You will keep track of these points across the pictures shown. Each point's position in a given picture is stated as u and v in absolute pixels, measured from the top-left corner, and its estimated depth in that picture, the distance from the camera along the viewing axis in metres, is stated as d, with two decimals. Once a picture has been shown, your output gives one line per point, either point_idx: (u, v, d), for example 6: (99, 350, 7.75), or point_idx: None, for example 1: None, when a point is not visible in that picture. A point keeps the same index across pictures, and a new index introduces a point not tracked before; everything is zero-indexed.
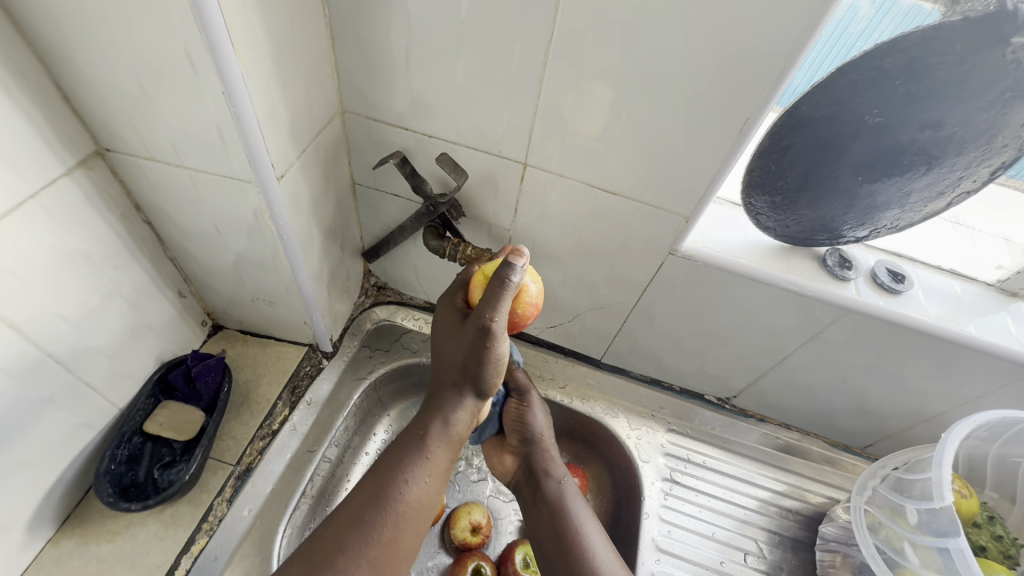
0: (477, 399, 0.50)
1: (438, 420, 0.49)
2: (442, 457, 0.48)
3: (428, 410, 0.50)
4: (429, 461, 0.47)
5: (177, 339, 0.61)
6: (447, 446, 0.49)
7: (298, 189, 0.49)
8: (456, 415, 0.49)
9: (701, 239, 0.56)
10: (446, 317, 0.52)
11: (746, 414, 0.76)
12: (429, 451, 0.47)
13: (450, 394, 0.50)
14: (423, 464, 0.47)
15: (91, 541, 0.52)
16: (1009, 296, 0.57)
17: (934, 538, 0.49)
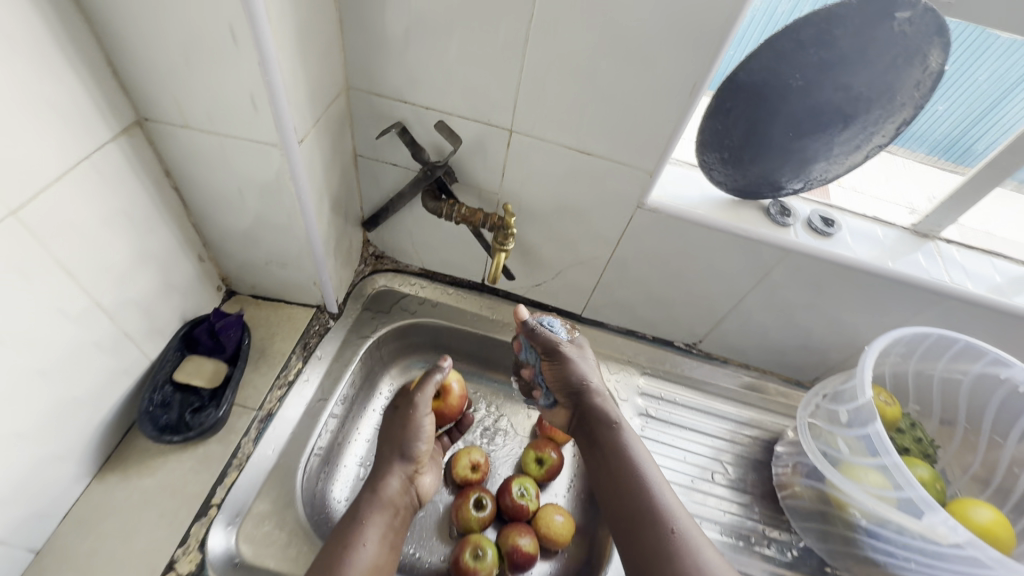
0: (404, 469, 0.65)
1: (369, 496, 0.62)
2: (380, 520, 0.60)
3: (361, 499, 0.62)
4: (368, 524, 0.58)
5: (198, 299, 0.67)
6: (384, 510, 0.61)
7: (314, 155, 0.56)
8: (387, 491, 0.63)
9: (664, 195, 0.65)
10: (382, 438, 0.69)
11: (711, 358, 0.86)
12: (369, 517, 0.59)
13: (384, 473, 0.64)
14: (367, 524, 0.59)
15: (133, 476, 0.58)
16: (921, 237, 0.69)
17: (859, 429, 0.58)
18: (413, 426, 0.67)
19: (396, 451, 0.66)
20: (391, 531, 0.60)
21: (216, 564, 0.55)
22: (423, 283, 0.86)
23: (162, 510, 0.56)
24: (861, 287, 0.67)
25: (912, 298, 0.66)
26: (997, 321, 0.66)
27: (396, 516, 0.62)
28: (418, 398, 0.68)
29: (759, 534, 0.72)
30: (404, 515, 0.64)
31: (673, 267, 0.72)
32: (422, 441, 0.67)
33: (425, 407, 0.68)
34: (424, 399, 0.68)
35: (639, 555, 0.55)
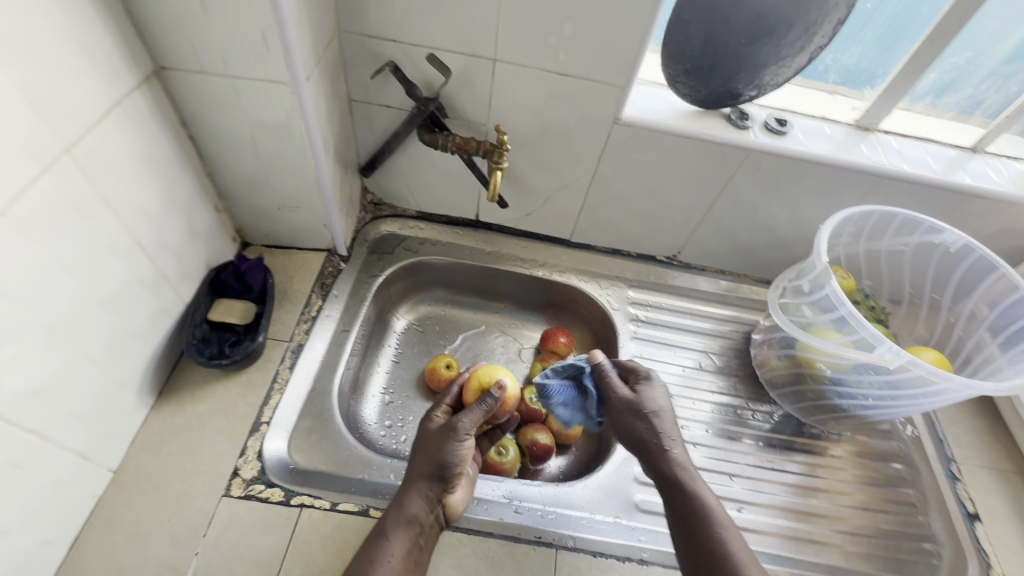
0: (432, 489, 0.59)
1: (393, 508, 0.58)
2: (402, 538, 0.55)
3: (387, 513, 0.58)
4: (389, 540, 0.55)
5: (218, 247, 0.72)
6: (407, 528, 0.56)
7: (318, 94, 0.61)
8: (412, 509, 0.57)
9: (637, 110, 0.72)
10: (417, 445, 0.66)
11: (690, 267, 0.95)
12: (391, 533, 0.56)
13: (412, 489, 0.59)
14: (389, 540, 0.55)
15: (186, 403, 0.64)
16: (864, 130, 0.77)
17: (815, 289, 0.67)
18: (451, 440, 0.63)
19: (429, 465, 0.61)
20: (414, 546, 0.55)
21: (275, 469, 0.62)
22: (422, 225, 0.92)
23: (219, 429, 0.62)
24: (814, 178, 0.76)
25: (858, 184, 0.75)
26: (931, 196, 0.75)
27: (421, 532, 0.57)
28: (460, 416, 0.65)
29: (744, 407, 0.83)
30: (429, 535, 0.57)
31: (650, 181, 0.80)
32: (456, 461, 0.62)
33: (465, 426, 0.64)
34: (466, 420, 0.65)
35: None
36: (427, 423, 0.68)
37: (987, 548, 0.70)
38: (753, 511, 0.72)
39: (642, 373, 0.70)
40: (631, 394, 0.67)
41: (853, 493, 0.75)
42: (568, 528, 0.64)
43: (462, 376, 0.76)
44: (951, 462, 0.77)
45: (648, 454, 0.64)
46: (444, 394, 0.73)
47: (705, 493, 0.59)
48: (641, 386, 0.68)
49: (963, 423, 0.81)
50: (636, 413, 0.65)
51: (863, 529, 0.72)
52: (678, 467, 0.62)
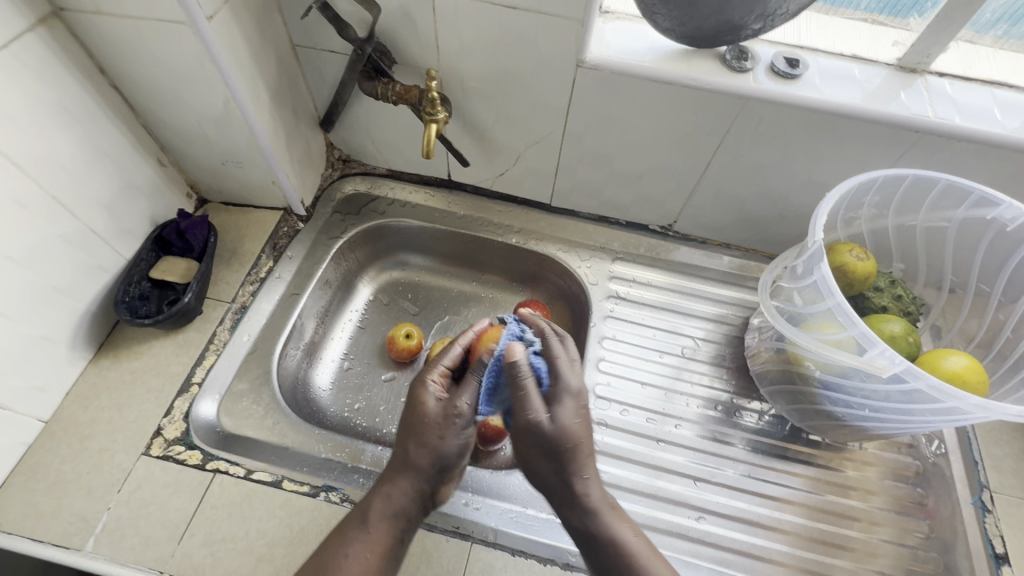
0: (428, 481, 0.53)
1: (380, 498, 0.52)
2: (386, 531, 0.51)
3: (371, 498, 0.52)
4: (369, 535, 0.50)
5: (166, 203, 0.70)
6: (392, 521, 0.51)
7: (232, 35, 0.56)
8: (399, 501, 0.52)
9: (607, 50, 0.61)
10: (409, 421, 0.54)
11: (689, 240, 0.83)
12: (371, 527, 0.50)
13: (403, 478, 0.52)
14: (366, 538, 0.50)
15: (123, 359, 0.64)
16: (908, 72, 0.61)
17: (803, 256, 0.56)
18: (457, 429, 0.53)
19: (428, 457, 0.52)
20: (396, 541, 0.51)
21: (200, 430, 0.61)
22: (391, 184, 0.86)
23: (149, 387, 0.63)
24: (832, 134, 0.61)
25: (892, 141, 0.60)
26: (993, 159, 0.59)
27: (406, 525, 0.52)
28: (460, 395, 0.53)
29: (729, 403, 0.72)
30: (415, 526, 0.53)
31: (629, 137, 0.69)
32: (458, 453, 0.53)
33: (471, 412, 0.53)
34: (471, 402, 0.53)
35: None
36: (422, 396, 0.54)
37: None
38: (717, 522, 0.63)
39: (563, 385, 0.51)
40: (548, 422, 0.49)
41: (850, 515, 0.64)
42: (492, 521, 0.59)
43: (467, 333, 0.59)
44: (983, 490, 0.63)
45: (558, 498, 0.52)
46: (445, 351, 0.57)
47: (624, 533, 0.50)
48: (559, 405, 0.50)
49: (1010, 444, 0.66)
50: (550, 453, 0.50)
51: (854, 558, 0.61)
52: (593, 511, 0.50)
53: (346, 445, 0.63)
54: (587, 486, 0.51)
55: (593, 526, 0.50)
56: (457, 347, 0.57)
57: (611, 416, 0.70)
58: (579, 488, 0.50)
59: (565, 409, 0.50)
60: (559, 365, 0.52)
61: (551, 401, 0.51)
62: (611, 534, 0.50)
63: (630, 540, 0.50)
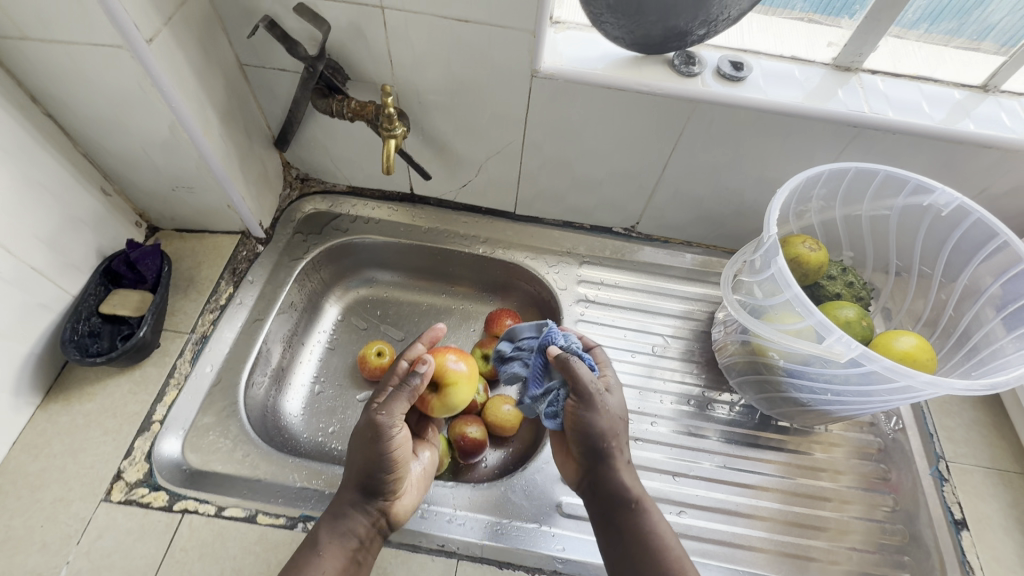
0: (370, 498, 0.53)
1: (324, 522, 0.52)
2: (335, 552, 0.50)
3: (320, 523, 0.52)
4: (319, 558, 0.50)
5: (113, 234, 0.67)
6: (339, 542, 0.51)
7: (174, 57, 0.54)
8: (346, 521, 0.52)
9: (561, 60, 0.62)
10: (348, 446, 0.56)
11: (652, 240, 0.85)
12: (321, 550, 0.50)
13: (344, 498, 0.53)
14: (318, 558, 0.50)
15: (75, 402, 0.61)
16: (843, 71, 0.64)
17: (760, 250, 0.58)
18: (379, 441, 0.53)
19: (360, 474, 0.53)
20: (347, 561, 0.50)
21: (164, 469, 0.58)
22: (353, 201, 0.84)
23: (106, 429, 0.59)
24: (779, 132, 0.64)
25: (834, 136, 0.63)
26: (924, 148, 0.63)
27: (358, 546, 0.51)
28: (381, 404, 0.54)
29: (702, 396, 0.74)
30: (368, 547, 0.52)
31: (587, 143, 0.70)
32: (392, 461, 0.53)
33: (391, 417, 0.53)
34: (393, 409, 0.53)
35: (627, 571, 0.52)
36: (360, 419, 0.57)
37: (972, 561, 0.60)
38: (698, 515, 0.64)
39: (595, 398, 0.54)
40: (596, 420, 0.54)
41: (822, 496, 0.66)
42: (477, 534, 0.58)
43: (414, 355, 0.63)
44: (939, 460, 0.67)
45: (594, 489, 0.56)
46: (388, 375, 0.61)
47: (653, 510, 0.55)
48: (608, 394, 0.56)
49: (960, 414, 0.70)
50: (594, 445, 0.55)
51: (829, 538, 0.64)
52: (628, 489, 0.55)
53: (320, 471, 0.61)
54: (628, 478, 0.56)
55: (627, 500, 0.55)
56: None
57: None
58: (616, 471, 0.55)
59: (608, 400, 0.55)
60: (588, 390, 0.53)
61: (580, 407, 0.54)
62: (644, 525, 0.54)
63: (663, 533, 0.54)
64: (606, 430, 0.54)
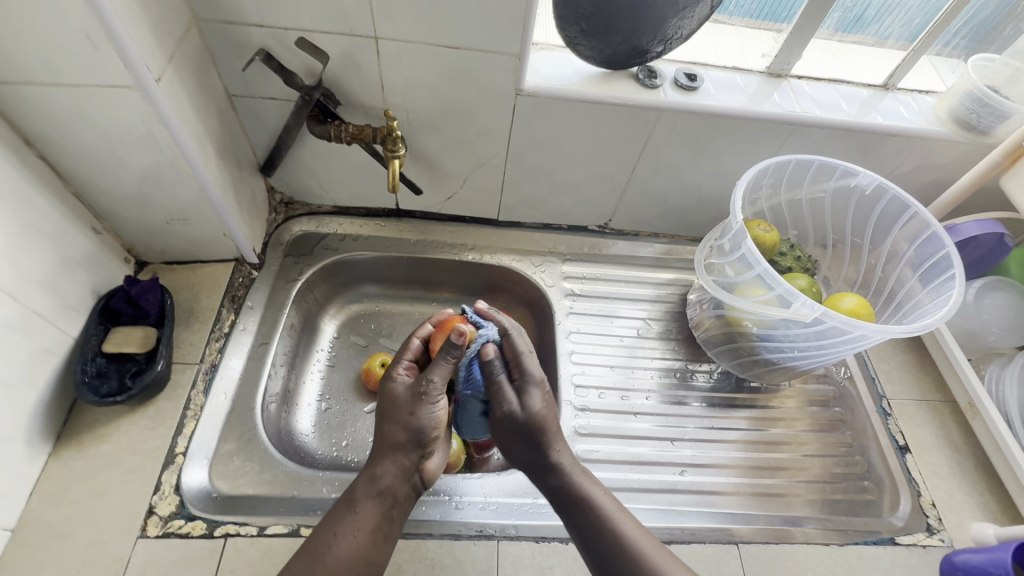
0: (407, 457, 0.56)
1: (365, 482, 0.55)
2: (372, 509, 0.54)
3: (358, 482, 0.56)
4: (357, 514, 0.54)
5: (106, 272, 0.66)
6: (378, 500, 0.55)
7: (177, 94, 0.55)
8: (384, 481, 0.55)
9: (540, 79, 0.68)
10: (381, 409, 0.59)
11: (624, 234, 0.93)
12: (359, 507, 0.54)
13: (384, 458, 0.56)
14: (356, 515, 0.54)
15: (90, 445, 0.60)
16: (775, 77, 0.75)
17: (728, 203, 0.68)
18: (424, 404, 0.57)
19: (402, 434, 0.56)
20: (384, 518, 0.54)
21: (196, 499, 0.59)
22: (340, 220, 0.87)
23: (129, 467, 0.59)
24: (730, 132, 0.74)
25: (774, 133, 0.74)
26: (846, 138, 0.74)
27: (393, 504, 0.55)
28: (428, 372, 0.57)
29: (684, 369, 0.83)
30: (402, 504, 0.56)
31: (565, 151, 0.77)
32: (432, 425, 0.57)
33: (437, 385, 0.57)
34: (437, 377, 0.56)
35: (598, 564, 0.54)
36: (390, 385, 0.59)
37: (917, 477, 0.73)
38: (697, 472, 0.73)
39: (529, 377, 0.60)
40: (520, 409, 0.58)
41: (777, 441, 0.77)
42: (511, 517, 0.63)
43: (427, 327, 0.64)
44: (882, 399, 0.80)
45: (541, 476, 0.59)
46: (405, 346, 0.62)
47: (624, 524, 0.55)
48: (529, 393, 0.59)
49: (894, 358, 0.83)
50: (525, 435, 0.58)
51: (790, 475, 0.74)
52: (566, 474, 0.58)
53: (352, 481, 0.64)
54: (562, 454, 0.59)
55: (567, 488, 0.57)
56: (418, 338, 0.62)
57: (591, 401, 0.77)
58: (551, 459, 0.58)
59: (532, 393, 0.59)
60: (522, 360, 0.60)
61: (521, 389, 0.59)
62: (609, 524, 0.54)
63: (634, 535, 0.54)
64: (537, 417, 0.58)
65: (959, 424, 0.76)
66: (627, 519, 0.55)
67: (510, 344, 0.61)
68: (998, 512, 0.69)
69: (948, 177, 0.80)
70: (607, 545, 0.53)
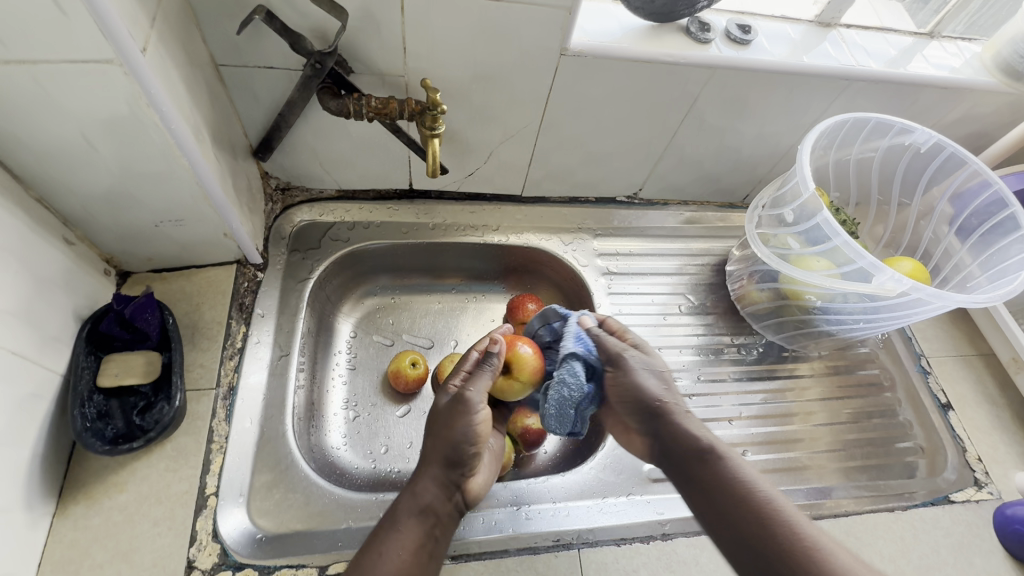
0: (449, 475, 0.53)
1: (406, 499, 0.51)
2: (417, 527, 0.49)
3: (399, 500, 0.52)
4: (401, 531, 0.48)
5: (87, 290, 0.55)
6: (421, 518, 0.50)
7: (165, 67, 0.44)
8: (427, 499, 0.51)
9: (585, 36, 0.60)
10: (427, 425, 0.57)
11: (653, 204, 0.88)
12: (403, 522, 0.49)
13: (425, 475, 0.53)
14: (401, 531, 0.48)
15: (102, 498, 0.51)
16: (825, 27, 0.70)
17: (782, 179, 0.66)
18: (466, 416, 0.55)
19: (442, 450, 0.54)
20: (429, 539, 0.49)
21: (240, 545, 0.51)
22: (346, 206, 0.76)
23: (155, 518, 0.51)
24: (782, 90, 0.68)
25: (826, 89, 0.69)
26: (896, 92, 0.71)
27: (436, 523, 0.51)
28: (470, 385, 0.56)
29: (727, 344, 0.80)
30: (444, 525, 0.51)
31: (605, 118, 0.69)
32: (476, 440, 0.54)
33: (478, 397, 0.56)
34: (477, 389, 0.56)
35: (744, 534, 0.46)
36: (438, 398, 0.58)
37: (961, 433, 0.74)
38: (756, 451, 0.73)
39: (637, 346, 0.62)
40: (635, 384, 0.58)
41: (786, 414, 0.77)
42: (584, 521, 0.59)
43: (483, 341, 0.63)
44: (921, 357, 0.80)
45: (665, 449, 0.55)
46: (466, 356, 0.60)
47: (782, 504, 0.47)
48: (643, 354, 0.61)
49: (927, 317, 0.83)
50: (645, 406, 0.57)
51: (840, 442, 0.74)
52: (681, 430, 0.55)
53: None
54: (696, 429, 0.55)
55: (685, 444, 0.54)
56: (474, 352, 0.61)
57: None
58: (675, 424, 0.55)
59: (648, 376, 0.59)
60: (626, 331, 0.64)
61: (624, 368, 0.59)
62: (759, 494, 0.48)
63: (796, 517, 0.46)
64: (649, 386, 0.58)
65: (995, 377, 0.78)
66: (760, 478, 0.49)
67: (609, 326, 0.65)
68: None
69: (987, 130, 0.78)
70: (756, 512, 0.47)
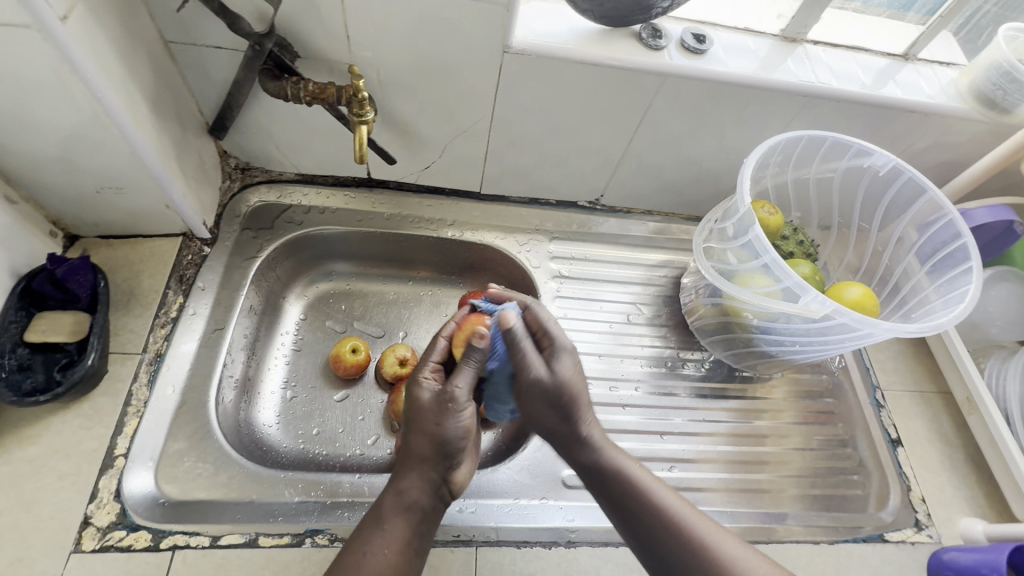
0: (438, 471, 0.50)
1: (390, 496, 0.49)
2: (400, 527, 0.48)
3: (382, 497, 0.50)
4: (384, 531, 0.48)
5: (26, 250, 0.57)
6: (407, 516, 0.49)
7: (92, 36, 0.46)
8: (412, 496, 0.49)
9: (530, 34, 0.60)
10: (408, 419, 0.52)
11: (616, 212, 0.87)
12: (387, 522, 0.48)
13: (411, 471, 0.50)
14: (385, 531, 0.48)
15: (15, 448, 0.53)
16: (790, 42, 0.68)
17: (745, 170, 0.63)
18: (452, 413, 0.50)
19: (429, 447, 0.50)
20: (414, 535, 0.49)
21: (140, 507, 0.53)
22: (306, 190, 0.78)
23: (61, 473, 0.53)
24: (738, 103, 0.67)
25: (785, 105, 0.67)
26: (859, 113, 0.68)
27: (422, 519, 0.49)
28: (456, 380, 0.50)
29: (676, 357, 0.79)
30: (432, 518, 0.50)
31: (557, 119, 0.69)
32: (460, 435, 0.50)
33: (464, 392, 0.50)
34: (463, 385, 0.50)
35: (639, 532, 0.49)
36: (416, 391, 0.52)
37: (908, 471, 0.71)
38: (685, 468, 0.70)
39: (558, 344, 0.54)
40: (547, 375, 0.51)
41: (759, 434, 0.74)
42: (490, 520, 0.59)
43: (450, 326, 0.58)
44: (876, 390, 0.77)
45: (565, 445, 0.53)
46: (432, 346, 0.56)
47: (663, 496, 0.50)
48: (557, 360, 0.53)
49: (889, 348, 0.80)
50: (554, 406, 0.52)
51: (777, 469, 0.72)
52: (596, 450, 0.52)
53: (319, 482, 0.59)
54: (588, 428, 0.53)
55: (599, 465, 0.52)
56: (442, 339, 0.56)
57: None
58: (580, 433, 0.52)
59: (562, 358, 0.53)
60: (549, 327, 0.54)
61: (550, 358, 0.53)
62: (651, 505, 0.49)
63: (676, 508, 0.49)
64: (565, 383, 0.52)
65: (950, 416, 0.75)
66: (662, 489, 0.50)
67: (533, 316, 0.55)
68: (987, 507, 0.68)
69: (960, 158, 0.76)
70: (650, 521, 0.49)
